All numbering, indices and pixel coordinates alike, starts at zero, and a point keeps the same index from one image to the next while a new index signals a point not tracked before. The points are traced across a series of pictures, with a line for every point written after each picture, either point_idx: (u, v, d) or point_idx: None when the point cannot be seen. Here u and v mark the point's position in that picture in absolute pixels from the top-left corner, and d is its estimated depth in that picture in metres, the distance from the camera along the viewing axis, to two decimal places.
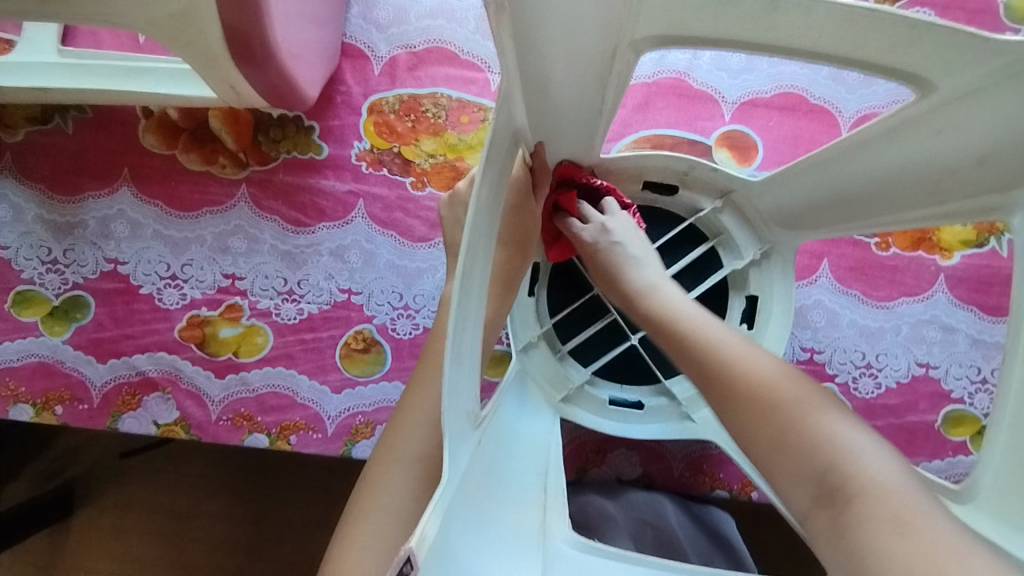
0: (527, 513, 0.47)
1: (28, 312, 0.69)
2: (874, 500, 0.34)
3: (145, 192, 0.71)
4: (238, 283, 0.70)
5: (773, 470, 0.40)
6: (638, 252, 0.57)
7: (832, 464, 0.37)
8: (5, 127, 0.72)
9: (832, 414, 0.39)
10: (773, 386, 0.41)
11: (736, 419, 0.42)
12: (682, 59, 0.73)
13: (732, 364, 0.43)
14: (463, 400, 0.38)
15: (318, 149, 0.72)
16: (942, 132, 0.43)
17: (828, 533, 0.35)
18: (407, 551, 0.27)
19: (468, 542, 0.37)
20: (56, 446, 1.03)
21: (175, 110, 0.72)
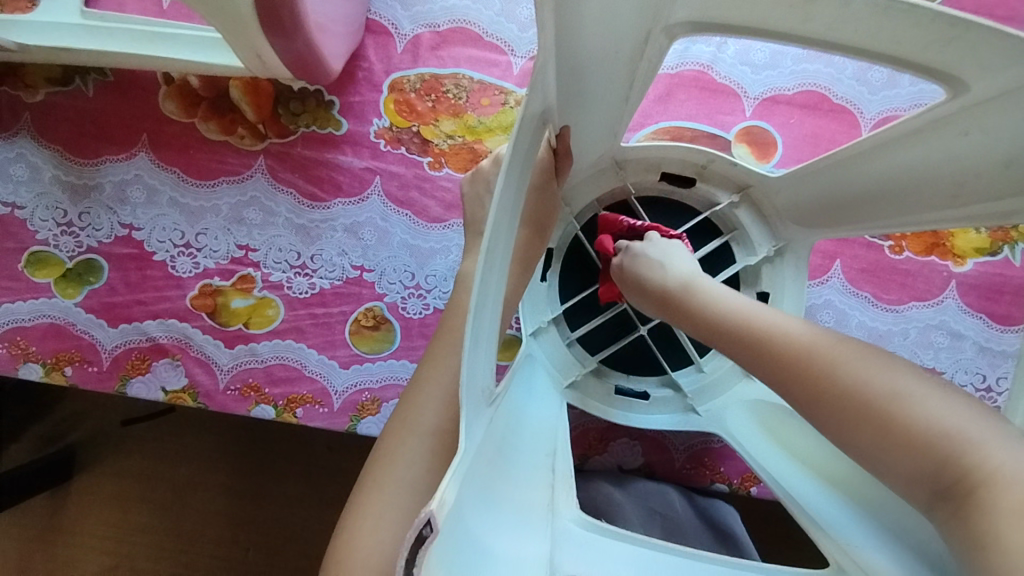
0: (537, 492, 0.47)
1: (41, 273, 0.69)
2: (1003, 492, 0.32)
3: (163, 159, 0.71)
4: (252, 254, 0.70)
5: (879, 471, 0.39)
6: (674, 261, 0.58)
7: (946, 457, 0.35)
8: (25, 86, 0.72)
9: (929, 399, 0.38)
10: (862, 382, 0.40)
11: (827, 424, 0.41)
12: (706, 52, 0.72)
13: (811, 362, 0.43)
14: (480, 376, 0.39)
15: (337, 124, 0.72)
16: (970, 134, 0.43)
17: (954, 529, 0.34)
18: (428, 513, 0.28)
19: (481, 515, 0.37)
20: (60, 410, 1.04)
21: (195, 78, 0.72)
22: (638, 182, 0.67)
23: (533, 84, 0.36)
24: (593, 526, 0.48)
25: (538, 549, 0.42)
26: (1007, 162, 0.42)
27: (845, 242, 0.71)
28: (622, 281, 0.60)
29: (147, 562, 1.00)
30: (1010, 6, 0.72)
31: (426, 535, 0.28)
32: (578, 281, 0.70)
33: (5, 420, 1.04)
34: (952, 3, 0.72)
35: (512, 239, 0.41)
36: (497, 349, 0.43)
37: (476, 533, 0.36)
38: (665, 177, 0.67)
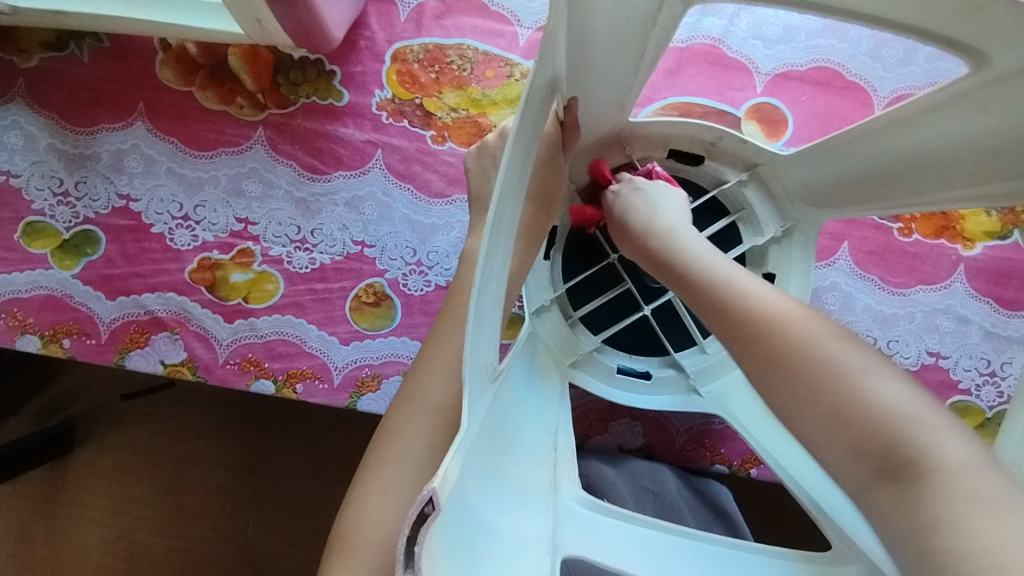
0: (540, 472, 0.47)
1: (37, 244, 0.68)
2: (954, 482, 0.33)
3: (160, 128, 0.70)
4: (251, 228, 0.69)
5: (821, 447, 0.39)
6: (668, 211, 0.57)
7: (903, 438, 0.35)
8: (20, 51, 0.70)
9: (889, 380, 0.38)
10: (832, 353, 0.40)
11: (781, 390, 0.40)
12: (717, 25, 0.70)
13: (781, 333, 0.42)
14: (483, 352, 0.38)
15: (338, 95, 0.70)
16: (989, 111, 0.42)
17: (893, 509, 0.35)
18: (430, 491, 0.28)
19: (482, 493, 0.37)
20: (59, 382, 1.04)
21: (193, 44, 0.70)
22: (645, 158, 0.66)
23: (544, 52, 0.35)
24: (594, 505, 0.48)
25: (539, 528, 0.42)
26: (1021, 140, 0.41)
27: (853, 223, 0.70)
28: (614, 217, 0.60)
29: (148, 536, 1.00)
30: None
31: (429, 513, 0.28)
32: (583, 259, 0.69)
33: (5, 392, 1.04)
34: None
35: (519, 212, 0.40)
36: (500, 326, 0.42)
37: (478, 511, 0.35)
38: (673, 155, 0.66)
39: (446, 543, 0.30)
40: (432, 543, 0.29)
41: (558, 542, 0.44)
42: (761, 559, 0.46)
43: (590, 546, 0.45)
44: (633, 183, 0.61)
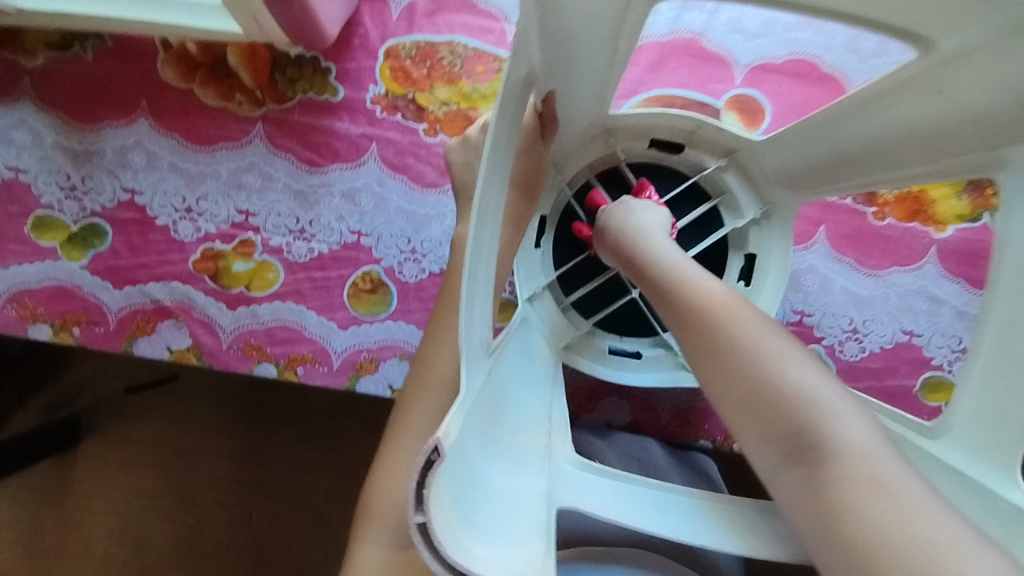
0: (537, 441, 0.50)
1: (46, 237, 0.72)
2: (852, 468, 0.38)
3: (163, 124, 0.72)
4: (252, 219, 0.72)
5: (740, 431, 0.44)
6: (644, 212, 0.60)
7: (812, 426, 0.40)
8: (25, 51, 0.72)
9: (807, 373, 0.42)
10: (759, 347, 0.44)
11: (715, 378, 0.45)
12: (698, 20, 0.73)
13: (716, 326, 0.46)
14: (478, 328, 0.41)
15: (334, 91, 0.73)
16: (943, 92, 0.44)
17: (798, 488, 0.40)
18: (435, 439, 0.31)
19: (483, 458, 0.40)
20: (66, 377, 1.07)
21: (193, 43, 0.72)
22: (628, 149, 0.69)
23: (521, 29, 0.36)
24: (593, 466, 0.52)
25: (537, 486, 0.46)
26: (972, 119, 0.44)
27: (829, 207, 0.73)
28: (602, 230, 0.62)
29: (155, 523, 1.04)
30: None
31: (434, 459, 0.31)
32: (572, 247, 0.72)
33: (13, 385, 1.07)
34: None
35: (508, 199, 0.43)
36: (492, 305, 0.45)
37: (478, 465, 0.39)
38: (654, 143, 0.69)
39: (451, 491, 0.34)
40: (439, 490, 0.32)
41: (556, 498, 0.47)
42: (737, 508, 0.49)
43: (589, 498, 0.48)
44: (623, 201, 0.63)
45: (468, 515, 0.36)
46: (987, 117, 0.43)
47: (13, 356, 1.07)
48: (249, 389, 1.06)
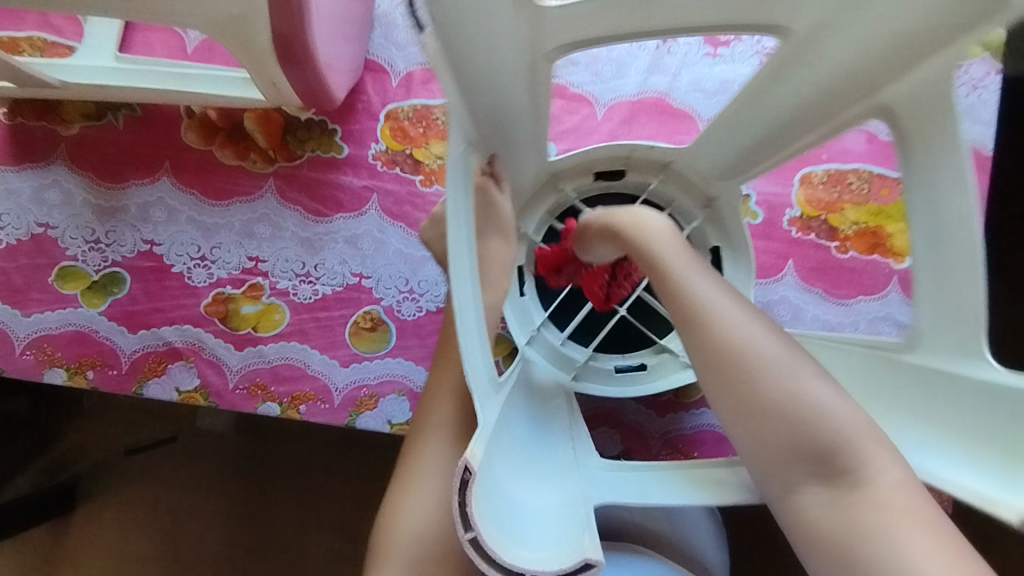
0: (561, 455, 0.56)
1: (69, 285, 0.77)
2: (880, 488, 0.45)
3: (183, 182, 0.79)
4: (261, 265, 0.78)
5: (762, 451, 0.47)
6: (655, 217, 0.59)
7: (841, 449, 0.46)
8: (62, 121, 0.80)
9: (836, 409, 0.47)
10: (797, 390, 0.47)
11: (754, 416, 0.47)
12: (663, 81, 0.81)
13: (753, 355, 0.48)
14: (482, 369, 0.49)
15: (339, 149, 0.80)
16: (815, 63, 0.54)
17: (819, 507, 0.46)
18: (465, 461, 0.39)
19: (512, 480, 0.47)
20: (62, 444, 1.08)
21: (214, 111, 0.80)
22: (578, 187, 0.74)
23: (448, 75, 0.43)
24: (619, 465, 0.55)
25: (569, 492, 0.51)
26: (850, 77, 0.53)
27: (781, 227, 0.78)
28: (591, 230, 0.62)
29: None
30: None
31: (467, 478, 0.39)
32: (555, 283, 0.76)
33: (12, 446, 1.07)
34: None
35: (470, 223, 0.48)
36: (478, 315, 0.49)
37: (509, 487, 0.46)
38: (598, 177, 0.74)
39: (487, 505, 0.41)
40: (479, 504, 0.40)
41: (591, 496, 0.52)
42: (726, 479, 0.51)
43: (620, 493, 0.51)
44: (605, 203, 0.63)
45: (510, 525, 0.42)
46: (860, 72, 0.53)
47: (10, 424, 1.06)
48: (246, 448, 1.07)
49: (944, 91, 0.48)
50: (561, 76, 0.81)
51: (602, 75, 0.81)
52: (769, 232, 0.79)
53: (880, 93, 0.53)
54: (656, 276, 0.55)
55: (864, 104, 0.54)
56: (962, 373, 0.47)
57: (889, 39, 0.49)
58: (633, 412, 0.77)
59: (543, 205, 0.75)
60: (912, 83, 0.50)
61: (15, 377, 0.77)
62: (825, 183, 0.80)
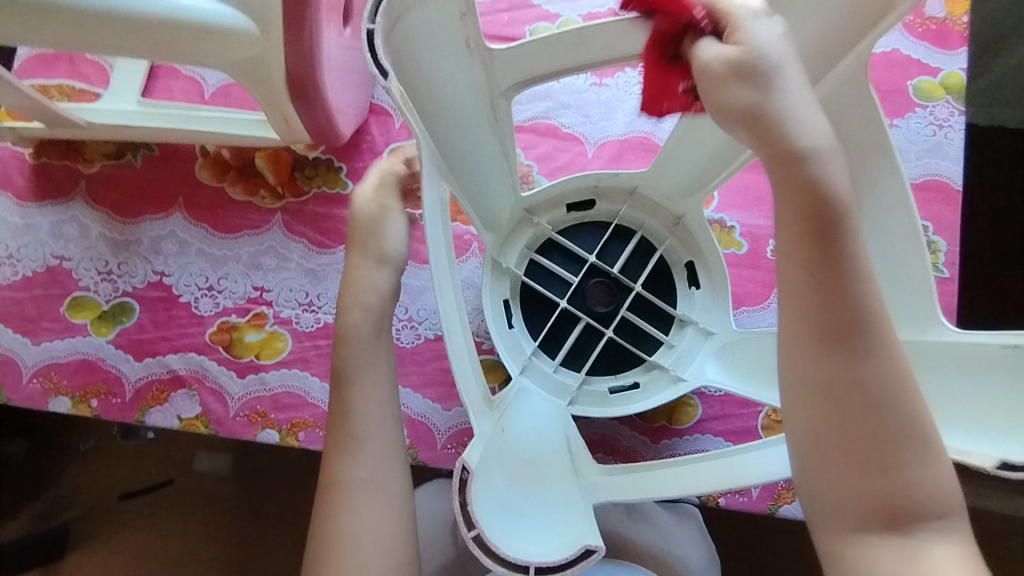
0: (560, 460, 0.58)
1: (79, 314, 0.80)
2: (944, 560, 0.43)
3: (195, 217, 0.83)
4: (266, 294, 0.81)
5: (846, 486, 0.43)
6: (837, 174, 0.43)
7: (927, 515, 0.43)
8: (84, 159, 0.84)
9: (933, 461, 0.43)
10: (909, 430, 0.43)
11: (854, 433, 0.42)
12: (648, 122, 0.86)
13: (891, 404, 0.42)
14: (474, 389, 0.53)
15: (344, 185, 0.85)
16: None
17: (883, 557, 0.42)
18: (462, 461, 0.44)
19: (513, 487, 0.50)
20: (57, 487, 1.03)
21: (227, 150, 0.85)
22: (552, 219, 0.76)
23: (403, 107, 0.44)
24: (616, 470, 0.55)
25: (571, 492, 0.53)
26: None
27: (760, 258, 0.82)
28: (715, 52, 0.44)
29: None
30: (894, 81, 0.87)
31: (465, 477, 0.44)
32: (542, 312, 0.76)
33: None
34: None
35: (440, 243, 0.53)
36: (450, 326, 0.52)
37: (511, 496, 0.48)
38: (571, 209, 0.77)
39: (489, 507, 0.45)
40: (479, 503, 0.44)
41: (591, 495, 0.54)
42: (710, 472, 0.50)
43: (620, 491, 0.53)
44: (778, 24, 0.45)
45: (512, 522, 0.46)
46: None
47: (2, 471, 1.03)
48: (240, 495, 1.03)
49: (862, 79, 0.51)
50: (553, 118, 0.86)
51: (591, 117, 0.86)
52: (755, 262, 0.82)
53: (810, 95, 0.55)
54: (827, 266, 0.42)
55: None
56: (925, 339, 0.50)
57: (812, 40, 0.52)
58: (628, 438, 0.78)
59: (518, 240, 0.76)
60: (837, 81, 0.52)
61: (20, 405, 0.78)
62: None
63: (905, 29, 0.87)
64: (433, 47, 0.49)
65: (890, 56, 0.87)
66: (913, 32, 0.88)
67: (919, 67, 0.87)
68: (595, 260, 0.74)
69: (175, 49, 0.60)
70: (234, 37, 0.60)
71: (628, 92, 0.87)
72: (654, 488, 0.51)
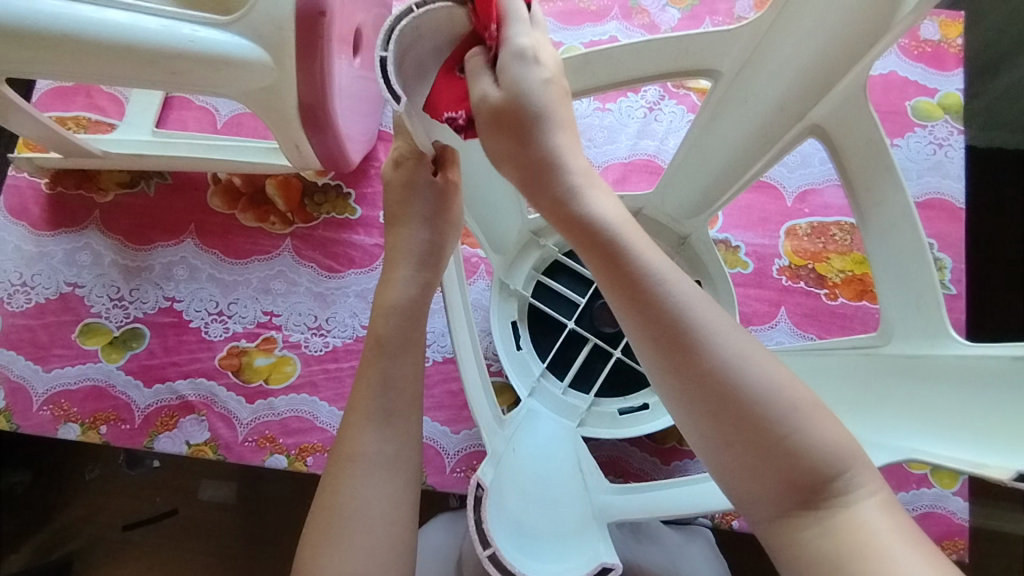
0: (572, 479, 0.58)
1: (90, 341, 0.80)
2: (870, 512, 0.38)
3: (206, 243, 0.84)
4: (275, 319, 0.81)
5: (743, 476, 0.39)
6: (617, 212, 0.44)
7: (833, 471, 0.38)
8: (98, 189, 0.86)
9: (816, 420, 0.39)
10: (772, 396, 0.39)
11: (708, 414, 0.39)
12: (651, 145, 0.88)
13: (729, 373, 0.39)
14: (485, 410, 0.54)
15: (353, 210, 0.86)
16: (749, 101, 0.58)
17: (811, 538, 0.38)
18: (477, 477, 0.44)
19: (526, 506, 0.50)
20: (61, 517, 1.02)
21: (238, 178, 0.86)
22: (559, 241, 0.76)
23: (413, 128, 0.45)
24: (630, 488, 0.56)
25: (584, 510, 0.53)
26: (785, 104, 0.56)
27: (768, 277, 0.83)
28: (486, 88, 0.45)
29: None
30: (892, 102, 0.88)
31: (480, 493, 0.44)
32: (550, 332, 0.76)
33: (9, 525, 1.02)
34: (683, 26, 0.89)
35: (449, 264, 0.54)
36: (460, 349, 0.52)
37: (524, 514, 0.48)
38: None
39: (503, 524, 0.45)
40: (494, 520, 0.44)
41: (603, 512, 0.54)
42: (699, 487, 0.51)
43: (632, 508, 0.53)
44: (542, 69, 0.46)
45: (525, 537, 0.46)
46: (792, 98, 0.55)
47: (9, 498, 1.03)
48: (247, 525, 1.01)
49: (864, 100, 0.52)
50: None
51: (596, 141, 0.88)
52: (760, 281, 0.83)
53: (812, 114, 0.55)
54: (608, 268, 0.42)
55: (800, 127, 0.56)
56: (935, 353, 0.50)
57: (810, 64, 0.52)
58: (639, 460, 0.77)
59: (526, 262, 0.76)
60: (837, 101, 0.52)
61: (29, 433, 0.78)
62: (809, 235, 0.84)
63: (901, 51, 0.89)
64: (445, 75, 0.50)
65: (887, 78, 0.89)
66: (908, 54, 0.90)
67: (916, 88, 0.89)
68: None
69: (190, 79, 0.62)
70: (249, 67, 0.61)
71: (631, 116, 0.89)
72: (661, 505, 0.51)
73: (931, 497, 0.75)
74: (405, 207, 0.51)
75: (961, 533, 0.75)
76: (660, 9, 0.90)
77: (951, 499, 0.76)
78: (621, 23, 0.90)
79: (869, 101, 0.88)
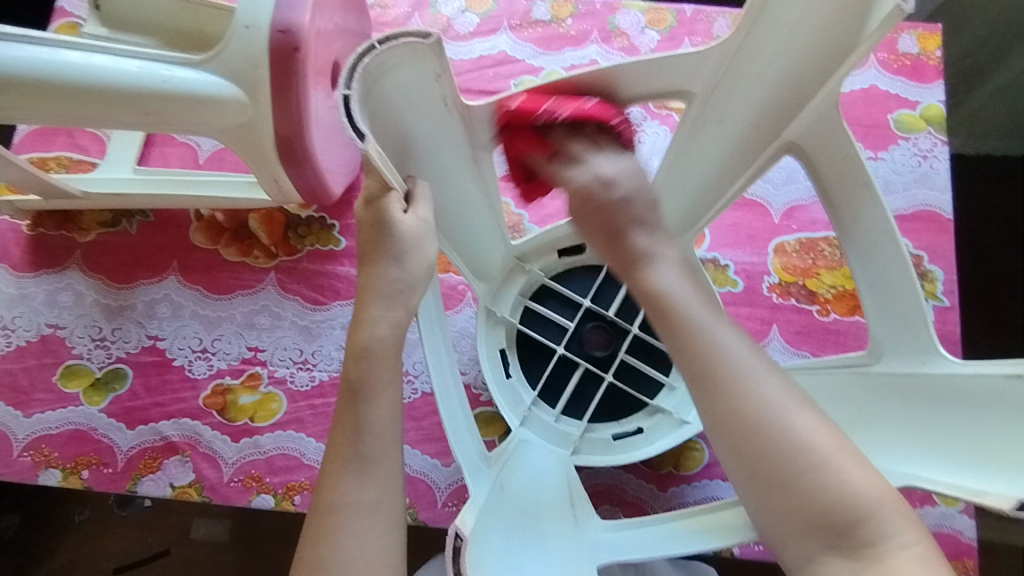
0: (563, 517, 0.56)
1: (72, 383, 0.79)
2: (906, 562, 0.39)
3: (190, 280, 0.83)
4: (260, 354, 0.80)
5: (769, 513, 0.42)
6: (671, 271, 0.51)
7: (867, 521, 0.40)
8: (79, 228, 0.85)
9: (857, 470, 0.41)
10: (809, 445, 0.41)
11: (742, 454, 0.43)
12: None
13: (765, 417, 0.43)
14: (469, 447, 0.53)
15: (337, 242, 0.85)
16: (725, 121, 0.58)
17: None
18: (456, 526, 0.42)
19: (512, 552, 0.48)
20: (52, 562, 1.00)
21: (221, 213, 0.85)
22: (544, 265, 0.76)
23: (382, 165, 0.44)
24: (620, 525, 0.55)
25: (573, 556, 0.52)
26: (760, 123, 0.56)
27: (758, 295, 0.82)
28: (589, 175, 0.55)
29: None
30: (875, 116, 0.88)
31: (459, 544, 0.42)
32: (539, 358, 0.74)
33: None
34: (663, 49, 0.90)
35: (425, 298, 0.53)
36: (440, 386, 0.51)
37: (510, 557, 0.47)
38: (563, 254, 0.76)
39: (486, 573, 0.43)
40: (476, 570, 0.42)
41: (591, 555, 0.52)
42: (686, 522, 0.50)
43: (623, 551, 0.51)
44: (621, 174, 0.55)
45: None
46: (767, 117, 0.55)
47: None
48: (240, 565, 0.98)
49: (837, 118, 0.51)
50: None
51: None
52: (750, 299, 0.82)
53: (787, 132, 0.55)
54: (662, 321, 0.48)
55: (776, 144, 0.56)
56: (928, 373, 0.49)
57: (784, 82, 0.52)
58: (635, 487, 0.75)
59: (512, 288, 0.75)
60: (813, 118, 0.52)
61: (10, 480, 0.76)
62: (798, 251, 0.83)
63: (880, 65, 0.89)
64: (413, 108, 0.50)
65: (868, 92, 0.89)
66: (889, 68, 0.90)
67: (898, 101, 0.89)
68: (590, 304, 0.73)
69: (164, 119, 0.61)
70: (223, 105, 0.61)
71: None
72: (715, 531, 0.47)
73: (937, 516, 0.73)
74: (376, 243, 0.49)
75: (971, 553, 0.73)
76: (639, 31, 0.91)
77: (958, 517, 0.74)
78: (600, 46, 0.90)
79: (844, 117, 0.87)
